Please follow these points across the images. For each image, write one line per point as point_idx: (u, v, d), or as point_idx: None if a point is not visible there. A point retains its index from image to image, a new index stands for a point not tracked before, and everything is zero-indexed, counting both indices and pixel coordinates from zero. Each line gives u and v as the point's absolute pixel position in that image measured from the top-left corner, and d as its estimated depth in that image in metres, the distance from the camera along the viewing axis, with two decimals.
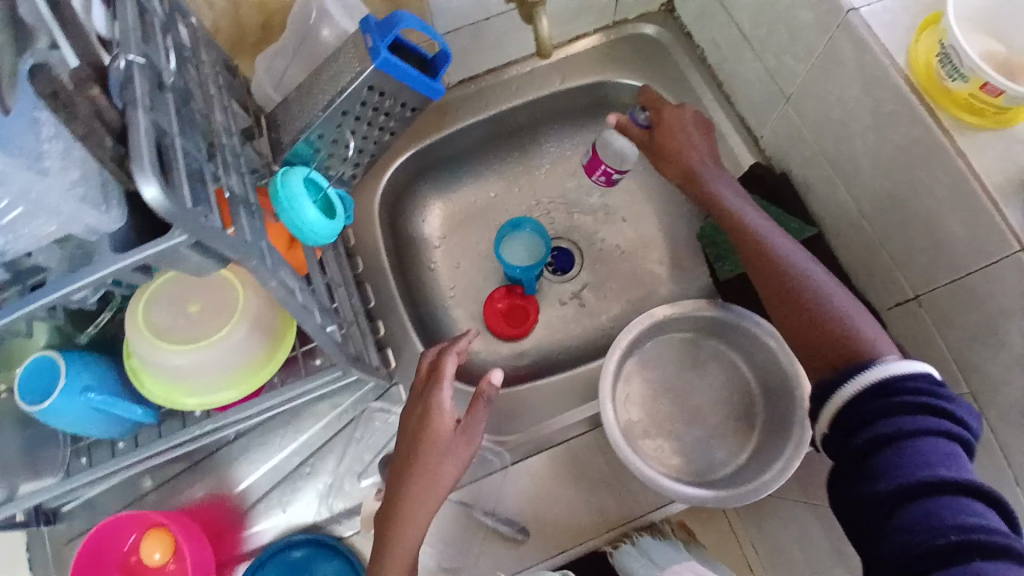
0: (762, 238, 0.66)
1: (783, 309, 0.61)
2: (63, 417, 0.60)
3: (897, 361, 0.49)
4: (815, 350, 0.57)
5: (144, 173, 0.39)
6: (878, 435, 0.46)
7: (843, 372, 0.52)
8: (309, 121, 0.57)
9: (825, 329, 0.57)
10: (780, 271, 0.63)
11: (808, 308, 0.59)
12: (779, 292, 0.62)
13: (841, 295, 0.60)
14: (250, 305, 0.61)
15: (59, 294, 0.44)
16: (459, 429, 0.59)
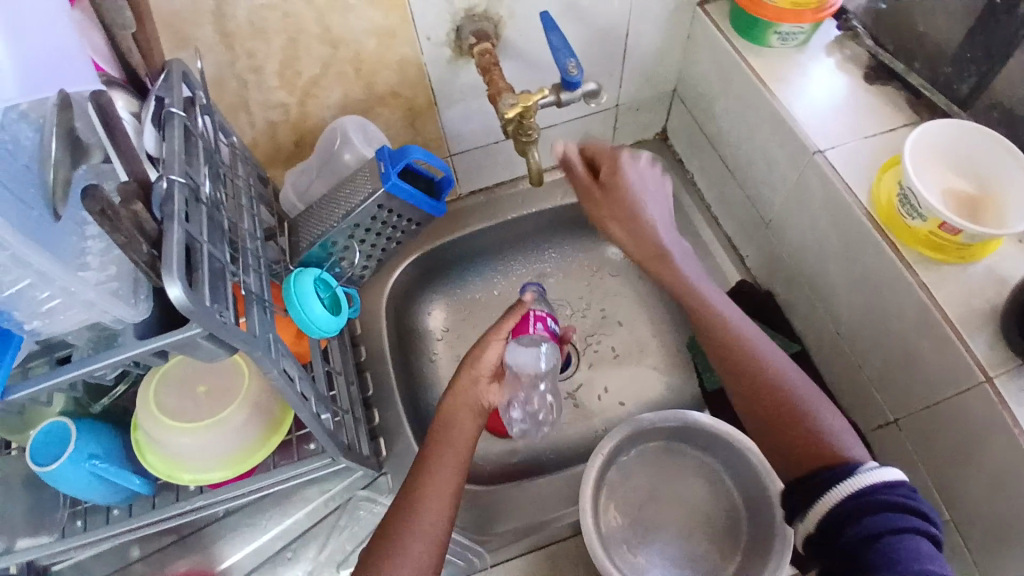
0: (738, 333, 0.65)
1: (762, 418, 0.61)
2: (66, 482, 0.64)
3: (874, 466, 0.53)
4: (801, 458, 0.57)
5: (171, 276, 0.45)
6: (866, 535, 0.48)
7: (832, 470, 0.54)
8: (326, 230, 0.65)
9: (807, 437, 0.58)
10: (759, 376, 0.63)
11: (790, 417, 0.60)
12: (756, 395, 0.62)
13: (819, 398, 0.61)
14: (253, 390, 0.66)
15: (84, 371, 0.49)
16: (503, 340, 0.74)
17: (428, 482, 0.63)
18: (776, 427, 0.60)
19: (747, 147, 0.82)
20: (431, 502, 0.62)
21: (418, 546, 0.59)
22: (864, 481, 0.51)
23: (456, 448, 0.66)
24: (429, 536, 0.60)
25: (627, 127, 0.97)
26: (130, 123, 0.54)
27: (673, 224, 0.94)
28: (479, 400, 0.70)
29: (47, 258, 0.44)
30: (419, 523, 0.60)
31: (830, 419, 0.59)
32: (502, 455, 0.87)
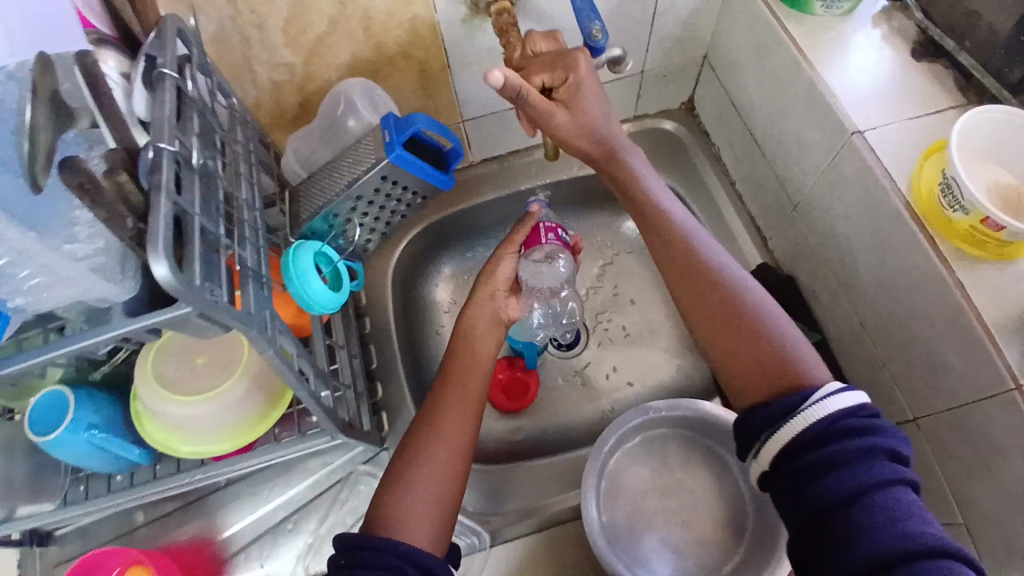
0: (689, 240, 0.61)
1: (721, 333, 0.56)
2: (66, 450, 0.63)
3: (836, 391, 0.48)
4: (755, 376, 0.53)
5: (156, 254, 0.42)
6: (840, 489, 0.44)
7: (777, 404, 0.50)
8: (327, 202, 0.62)
9: (759, 347, 0.54)
10: (709, 286, 0.58)
11: (738, 328, 0.55)
12: (715, 307, 0.57)
13: (772, 313, 0.56)
14: (252, 363, 0.65)
15: (73, 348, 0.48)
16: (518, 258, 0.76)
17: (448, 385, 0.65)
18: (736, 343, 0.55)
19: (779, 124, 0.77)
20: (456, 405, 0.63)
21: (449, 448, 0.60)
22: (830, 414, 0.47)
23: (479, 358, 0.68)
24: (458, 436, 0.61)
25: (652, 95, 0.92)
26: (118, 86, 0.51)
27: (694, 202, 0.90)
28: (497, 313, 0.73)
29: (24, 233, 0.42)
30: (442, 424, 0.61)
31: (771, 317, 0.56)
32: (506, 434, 0.86)
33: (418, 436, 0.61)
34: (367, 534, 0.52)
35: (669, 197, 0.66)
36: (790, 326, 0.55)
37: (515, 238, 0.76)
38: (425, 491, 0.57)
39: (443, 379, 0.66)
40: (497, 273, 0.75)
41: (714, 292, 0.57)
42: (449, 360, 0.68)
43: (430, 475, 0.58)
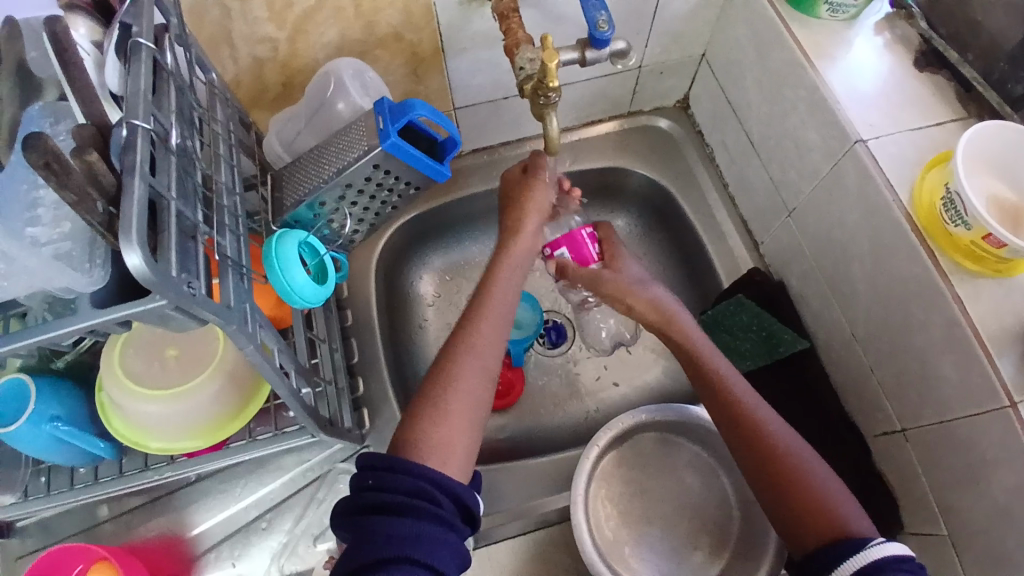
0: (736, 395, 0.61)
1: (770, 486, 0.56)
2: (25, 443, 0.60)
3: (882, 539, 0.49)
4: (809, 526, 0.53)
5: (129, 242, 0.39)
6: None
7: (836, 548, 0.50)
8: (314, 189, 0.59)
9: (808, 497, 0.54)
10: (758, 437, 0.58)
11: (792, 478, 0.55)
12: (763, 456, 0.57)
13: (814, 460, 0.57)
14: (227, 357, 0.61)
15: (32, 340, 0.44)
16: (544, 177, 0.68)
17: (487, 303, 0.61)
18: (789, 497, 0.55)
19: (778, 126, 0.76)
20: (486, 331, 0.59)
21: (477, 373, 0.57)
22: (877, 556, 0.47)
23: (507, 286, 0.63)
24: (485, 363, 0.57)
25: (648, 91, 0.90)
26: (90, 56, 0.48)
27: (686, 203, 0.89)
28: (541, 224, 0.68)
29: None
30: (480, 348, 0.58)
31: (817, 467, 0.56)
32: (490, 431, 0.85)
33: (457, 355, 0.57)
34: (392, 455, 0.49)
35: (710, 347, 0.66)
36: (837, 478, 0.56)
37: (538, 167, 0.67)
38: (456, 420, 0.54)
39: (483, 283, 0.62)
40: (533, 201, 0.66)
41: (765, 439, 0.57)
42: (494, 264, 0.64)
43: (463, 401, 0.55)
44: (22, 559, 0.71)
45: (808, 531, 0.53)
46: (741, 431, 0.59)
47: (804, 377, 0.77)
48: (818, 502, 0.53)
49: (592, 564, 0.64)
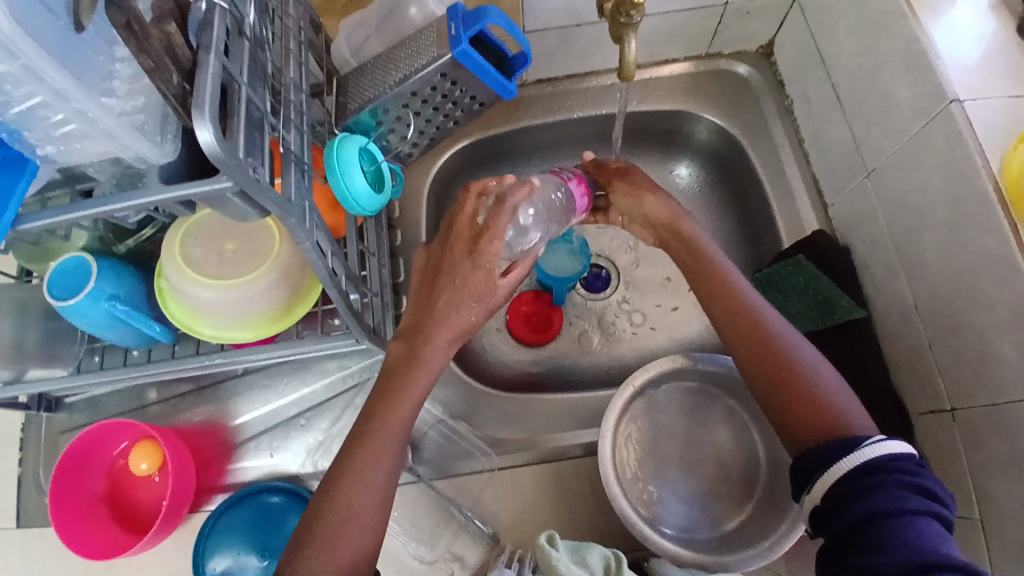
0: (732, 284, 0.61)
1: (768, 382, 0.55)
2: (84, 318, 0.63)
3: (882, 437, 0.48)
4: (800, 420, 0.53)
5: (201, 117, 0.39)
6: (872, 512, 0.45)
7: (830, 444, 0.50)
8: (378, 94, 0.57)
9: (795, 386, 0.54)
10: (751, 323, 0.58)
11: (776, 366, 0.55)
12: (758, 351, 0.57)
13: (807, 347, 0.57)
14: (283, 256, 0.62)
15: (102, 210, 0.46)
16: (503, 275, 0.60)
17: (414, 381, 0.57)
18: (776, 384, 0.55)
19: (868, 80, 0.71)
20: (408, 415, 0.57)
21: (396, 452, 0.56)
22: (876, 454, 0.47)
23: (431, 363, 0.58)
24: (393, 440, 0.55)
25: (730, 31, 0.84)
26: None
27: (755, 154, 0.85)
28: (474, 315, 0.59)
29: (64, 74, 0.37)
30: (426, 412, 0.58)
31: (810, 356, 0.57)
32: (524, 365, 0.86)
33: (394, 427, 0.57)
34: None
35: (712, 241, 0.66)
36: (834, 373, 0.56)
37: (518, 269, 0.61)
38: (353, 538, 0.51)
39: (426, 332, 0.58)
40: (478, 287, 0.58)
41: (757, 326, 0.58)
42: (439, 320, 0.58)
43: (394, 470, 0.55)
44: (64, 433, 0.79)
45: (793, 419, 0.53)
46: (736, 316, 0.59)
47: (853, 346, 0.74)
48: (805, 388, 0.54)
49: (612, 493, 0.63)
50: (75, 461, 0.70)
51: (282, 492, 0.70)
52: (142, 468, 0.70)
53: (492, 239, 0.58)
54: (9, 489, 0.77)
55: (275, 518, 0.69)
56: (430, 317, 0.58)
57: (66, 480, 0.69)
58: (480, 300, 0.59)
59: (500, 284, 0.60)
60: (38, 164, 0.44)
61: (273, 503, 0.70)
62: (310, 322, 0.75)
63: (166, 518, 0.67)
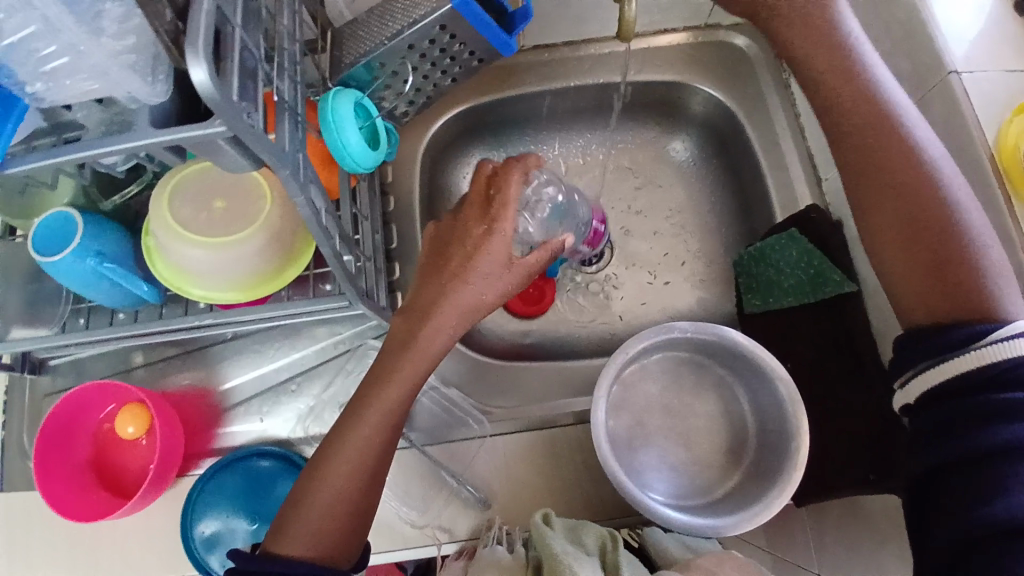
0: (901, 130, 0.57)
1: (907, 247, 0.56)
2: (69, 275, 0.61)
3: (1020, 339, 0.48)
4: (929, 300, 0.54)
5: (195, 54, 0.37)
6: (990, 441, 0.47)
7: (948, 334, 0.52)
8: (374, 47, 0.56)
9: (951, 262, 0.53)
10: (904, 181, 0.56)
11: (934, 238, 0.54)
12: (909, 209, 0.56)
13: (972, 210, 0.55)
14: (273, 215, 0.61)
15: (87, 156, 0.44)
16: (512, 262, 0.59)
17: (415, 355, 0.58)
18: (932, 259, 0.54)
19: None
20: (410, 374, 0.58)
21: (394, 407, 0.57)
22: (1005, 360, 0.48)
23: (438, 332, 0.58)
24: (388, 415, 0.57)
25: None
26: None
27: (751, 126, 0.83)
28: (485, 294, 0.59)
29: None
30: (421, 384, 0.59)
31: (977, 224, 0.54)
32: (516, 335, 0.86)
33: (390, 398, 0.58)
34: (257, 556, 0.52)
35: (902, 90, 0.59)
36: (993, 244, 0.54)
37: (537, 254, 0.61)
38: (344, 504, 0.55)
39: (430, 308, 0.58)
40: (485, 256, 0.58)
41: (911, 186, 0.56)
42: (443, 298, 0.58)
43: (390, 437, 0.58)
44: (49, 396, 0.77)
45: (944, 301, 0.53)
46: (903, 200, 0.56)
47: None
48: (957, 260, 0.53)
49: (602, 457, 0.63)
50: (60, 424, 0.68)
51: (272, 456, 0.70)
52: (130, 432, 0.69)
53: (504, 204, 0.59)
54: None
55: (265, 482, 0.69)
56: (443, 285, 0.59)
57: (51, 443, 0.67)
58: (490, 267, 0.58)
59: (515, 258, 0.60)
60: (27, 108, 0.41)
61: (263, 467, 0.69)
62: (300, 287, 0.73)
63: (151, 483, 0.66)
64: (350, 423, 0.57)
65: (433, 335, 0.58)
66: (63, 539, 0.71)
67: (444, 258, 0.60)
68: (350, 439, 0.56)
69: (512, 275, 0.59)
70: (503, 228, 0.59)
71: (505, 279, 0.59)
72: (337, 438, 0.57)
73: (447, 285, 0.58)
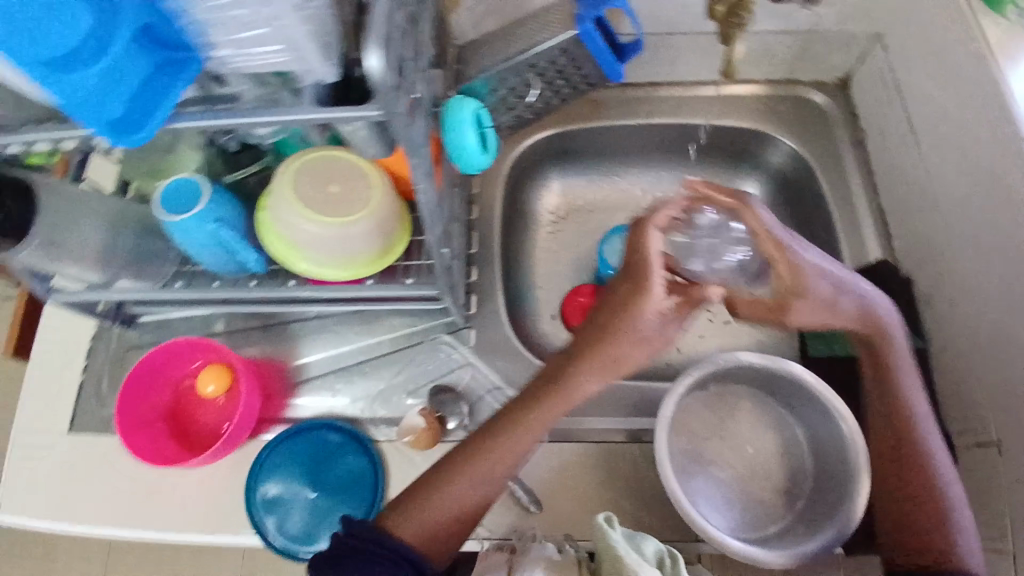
0: (895, 390, 0.68)
1: (892, 494, 0.68)
2: (189, 235, 0.67)
3: None
4: (904, 526, 0.66)
5: (372, 45, 0.43)
6: None
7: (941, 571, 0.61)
8: (496, 62, 0.61)
9: (926, 495, 0.65)
10: (912, 455, 0.66)
11: (915, 488, 0.66)
12: (886, 450, 0.68)
13: (947, 465, 0.66)
14: (381, 205, 0.67)
15: (249, 120, 0.50)
16: (661, 323, 0.59)
17: (538, 420, 0.61)
18: (908, 495, 0.66)
19: (947, 118, 0.74)
20: (550, 416, 0.61)
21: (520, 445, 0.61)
22: None
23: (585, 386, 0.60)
24: (515, 455, 0.62)
25: (812, 60, 0.87)
26: None
27: (824, 176, 0.87)
28: (634, 357, 0.60)
29: None
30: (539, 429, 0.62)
31: (948, 472, 0.65)
32: None
33: (511, 442, 0.62)
34: (379, 534, 0.58)
35: (903, 336, 0.69)
36: (956, 476, 0.65)
37: (681, 306, 0.61)
38: (461, 497, 0.61)
39: (564, 369, 0.60)
40: (631, 328, 0.57)
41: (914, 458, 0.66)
42: (579, 360, 0.60)
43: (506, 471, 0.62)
44: (132, 350, 0.82)
45: (900, 536, 0.66)
46: (887, 419, 0.69)
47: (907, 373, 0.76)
48: (934, 509, 0.64)
49: (663, 469, 0.64)
50: (148, 373, 0.73)
51: (340, 430, 0.73)
52: (209, 390, 0.74)
53: (649, 262, 0.57)
54: (67, 394, 0.79)
55: (329, 455, 0.72)
56: (589, 350, 0.59)
57: (137, 389, 0.72)
58: (641, 336, 0.58)
59: (665, 317, 0.59)
60: (194, 73, 0.47)
61: (330, 441, 0.73)
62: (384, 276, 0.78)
63: (229, 436, 0.70)
64: (476, 455, 0.62)
65: (573, 391, 0.60)
66: (126, 485, 0.74)
67: (597, 327, 0.59)
68: (472, 472, 0.61)
69: (663, 335, 0.60)
70: (653, 296, 0.57)
71: (655, 341, 0.60)
72: (455, 477, 0.61)
73: (596, 354, 0.59)
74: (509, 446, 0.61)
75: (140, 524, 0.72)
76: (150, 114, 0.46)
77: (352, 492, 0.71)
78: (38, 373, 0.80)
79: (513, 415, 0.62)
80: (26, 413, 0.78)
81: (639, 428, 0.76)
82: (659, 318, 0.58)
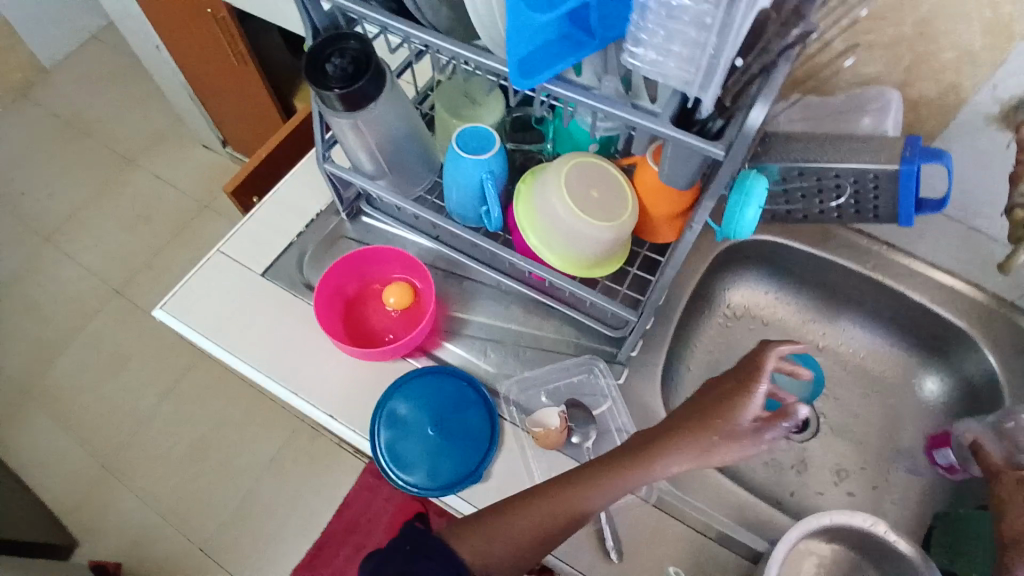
0: None
1: None
2: (458, 170, 0.74)
3: None
4: None
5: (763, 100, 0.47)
6: None
7: None
8: (807, 158, 0.63)
9: None
10: None
11: None
12: None
13: None
14: (625, 226, 0.69)
15: (603, 108, 0.56)
16: (753, 429, 0.57)
17: (600, 494, 0.60)
18: None
19: None
20: (625, 488, 0.59)
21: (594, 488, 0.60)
22: None
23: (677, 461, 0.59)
24: (575, 515, 0.61)
25: None
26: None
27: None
28: (718, 462, 0.57)
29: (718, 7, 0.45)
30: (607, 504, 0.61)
31: None
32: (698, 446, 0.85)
33: (572, 500, 0.61)
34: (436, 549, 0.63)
35: None
36: None
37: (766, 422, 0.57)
38: (511, 538, 0.62)
39: (643, 450, 0.60)
40: (722, 424, 0.57)
41: None
42: (656, 445, 0.59)
43: (559, 525, 0.61)
44: (340, 237, 0.89)
45: None
46: None
47: None
48: None
49: None
50: (355, 261, 0.81)
51: (479, 392, 0.76)
52: (391, 300, 0.80)
53: (758, 369, 0.59)
54: (277, 243, 0.87)
55: (459, 407, 0.75)
56: (666, 441, 0.59)
57: (342, 268, 0.80)
58: (737, 434, 0.57)
59: (756, 426, 0.57)
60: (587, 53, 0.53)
61: (465, 397, 0.76)
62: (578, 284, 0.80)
63: (389, 347, 0.75)
64: (535, 499, 0.63)
65: (649, 473, 0.59)
66: (281, 339, 0.80)
67: (696, 412, 0.59)
68: (526, 515, 0.62)
69: (750, 443, 0.56)
70: (751, 403, 0.57)
71: (745, 448, 0.56)
72: (516, 512, 0.63)
73: (689, 442, 0.58)
74: (570, 500, 0.61)
75: (279, 383, 0.77)
76: (543, 71, 0.53)
77: (461, 449, 0.73)
78: (266, 217, 0.89)
79: (581, 475, 0.62)
80: (238, 246, 0.87)
81: (756, 547, 0.68)
82: (751, 425, 0.57)
